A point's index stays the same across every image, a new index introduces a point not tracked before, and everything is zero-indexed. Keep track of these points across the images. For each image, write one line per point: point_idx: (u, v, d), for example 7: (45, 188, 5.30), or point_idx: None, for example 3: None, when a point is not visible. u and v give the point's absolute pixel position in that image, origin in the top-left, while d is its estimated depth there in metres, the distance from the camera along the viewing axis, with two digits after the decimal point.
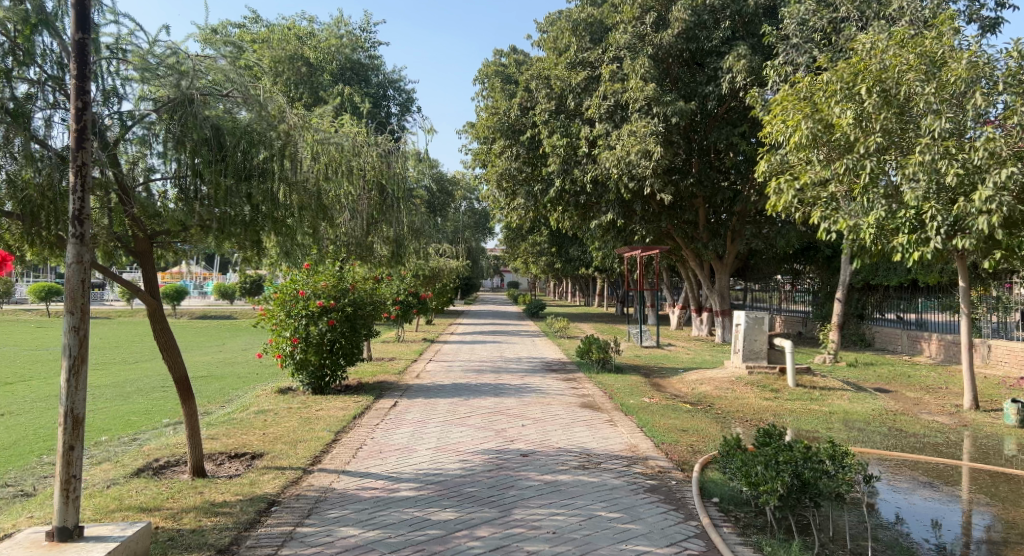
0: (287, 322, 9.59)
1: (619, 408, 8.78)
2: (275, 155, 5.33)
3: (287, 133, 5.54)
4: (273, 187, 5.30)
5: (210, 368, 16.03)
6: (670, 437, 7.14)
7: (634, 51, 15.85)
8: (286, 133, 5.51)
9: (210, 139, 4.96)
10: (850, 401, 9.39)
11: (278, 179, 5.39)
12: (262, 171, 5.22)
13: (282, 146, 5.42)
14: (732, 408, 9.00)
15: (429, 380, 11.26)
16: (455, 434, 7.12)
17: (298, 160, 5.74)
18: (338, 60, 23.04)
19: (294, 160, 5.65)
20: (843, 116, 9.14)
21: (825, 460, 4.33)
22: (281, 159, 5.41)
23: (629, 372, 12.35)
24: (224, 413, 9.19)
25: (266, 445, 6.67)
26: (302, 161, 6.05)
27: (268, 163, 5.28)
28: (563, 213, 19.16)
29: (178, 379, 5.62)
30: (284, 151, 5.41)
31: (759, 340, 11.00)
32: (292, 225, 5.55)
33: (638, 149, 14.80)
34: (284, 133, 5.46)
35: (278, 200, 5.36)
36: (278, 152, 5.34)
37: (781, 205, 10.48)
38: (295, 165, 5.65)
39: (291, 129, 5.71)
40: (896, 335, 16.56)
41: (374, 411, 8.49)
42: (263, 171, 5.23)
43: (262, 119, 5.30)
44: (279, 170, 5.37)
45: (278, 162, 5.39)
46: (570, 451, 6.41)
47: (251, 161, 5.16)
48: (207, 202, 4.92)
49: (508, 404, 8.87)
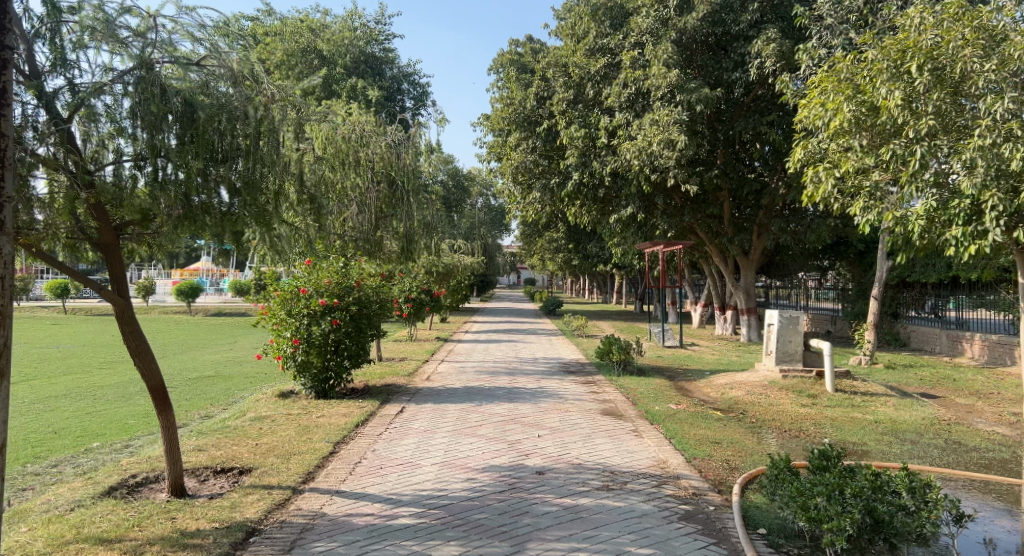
0: (288, 321, 8.97)
1: (644, 417, 8.09)
2: (258, 134, 4.72)
3: (267, 106, 4.92)
4: (257, 170, 4.70)
5: (215, 368, 15.53)
6: (702, 451, 6.44)
7: (657, 36, 15.17)
8: (270, 108, 4.90)
9: (180, 115, 4.39)
10: (897, 409, 8.62)
11: (260, 160, 4.75)
12: (242, 153, 4.62)
13: (264, 124, 4.81)
14: (767, 416, 8.28)
15: (440, 383, 10.63)
16: (465, 446, 6.47)
17: (281, 139, 5.07)
18: (351, 53, 22.58)
19: (279, 140, 5.00)
20: (890, 96, 8.35)
21: (902, 493, 3.65)
22: (264, 139, 4.79)
23: (653, 375, 11.61)
24: (219, 419, 8.61)
25: (257, 459, 6.06)
26: (287, 141, 5.40)
27: (251, 141, 4.67)
28: (582, 206, 18.42)
29: (153, 387, 5.01)
30: (268, 129, 4.81)
31: (793, 341, 10.23)
32: (277, 214, 4.90)
33: (660, 138, 14.06)
34: (265, 108, 4.86)
35: (263, 188, 4.76)
36: (262, 130, 4.74)
37: (819, 197, 9.66)
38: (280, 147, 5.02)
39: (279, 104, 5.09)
40: (934, 334, 15.70)
41: (379, 418, 7.87)
42: (244, 153, 4.63)
43: (240, 92, 4.71)
44: (263, 152, 4.76)
45: (263, 143, 4.78)
46: (591, 469, 5.75)
47: (226, 139, 4.54)
48: (178, 187, 4.32)
49: (523, 411, 8.21)
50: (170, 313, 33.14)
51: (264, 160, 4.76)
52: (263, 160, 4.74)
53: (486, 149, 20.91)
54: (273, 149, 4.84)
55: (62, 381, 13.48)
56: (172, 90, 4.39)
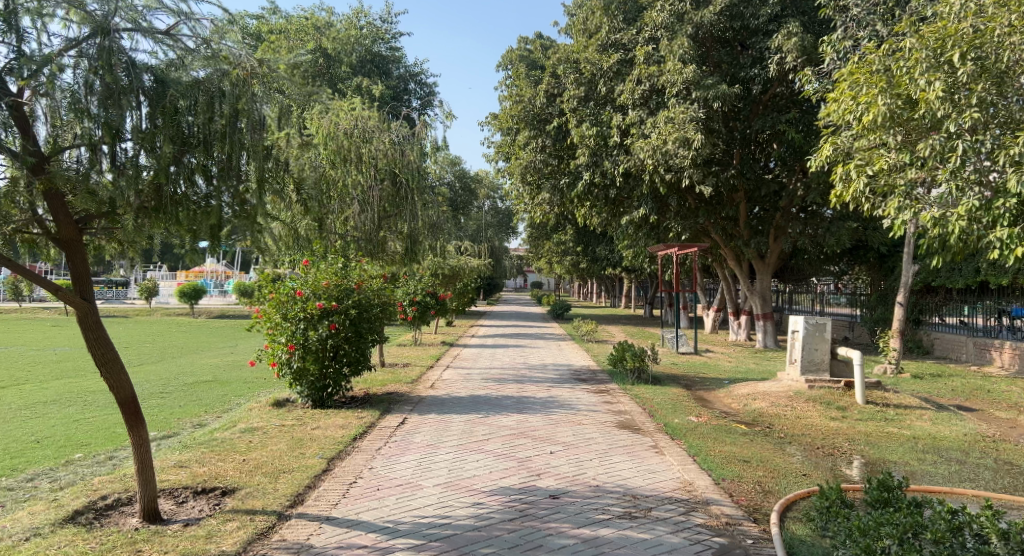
0: (283, 325, 8.45)
1: (663, 430, 7.52)
2: (236, 114, 4.20)
3: (248, 81, 4.36)
4: (239, 158, 4.19)
5: (213, 373, 15.04)
6: (730, 471, 5.87)
7: (672, 31, 14.61)
8: (251, 84, 4.36)
9: (149, 94, 3.96)
10: (935, 423, 8.02)
11: (238, 143, 4.20)
12: (217, 136, 4.11)
13: (242, 102, 4.27)
14: (796, 431, 7.70)
15: (444, 391, 10.09)
16: (471, 464, 5.92)
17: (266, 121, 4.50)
18: (357, 52, 22.19)
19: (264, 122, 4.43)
20: (930, 88, 7.75)
21: (991, 539, 3.08)
22: (243, 120, 4.24)
23: (669, 384, 11.03)
24: (209, 429, 8.08)
25: (242, 477, 5.53)
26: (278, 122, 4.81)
27: (230, 123, 4.17)
28: (592, 207, 17.90)
29: (123, 401, 4.48)
30: (249, 107, 4.25)
31: (820, 349, 9.61)
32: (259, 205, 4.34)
33: (676, 137, 13.51)
34: (245, 84, 4.32)
35: (244, 176, 4.26)
36: (241, 110, 4.21)
37: (849, 196, 9.02)
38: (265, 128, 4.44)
39: (266, 80, 4.53)
40: (960, 342, 15.04)
41: (378, 430, 7.32)
42: (224, 137, 4.13)
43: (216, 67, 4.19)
44: (242, 137, 4.22)
45: (242, 126, 4.24)
46: (611, 493, 5.19)
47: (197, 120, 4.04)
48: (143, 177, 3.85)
49: (534, 424, 7.65)
50: (174, 315, 32.70)
51: (248, 143, 4.24)
52: (246, 145, 4.23)
53: (494, 148, 20.39)
54: (255, 133, 4.30)
55: (53, 386, 12.97)
56: (139, 64, 3.93)
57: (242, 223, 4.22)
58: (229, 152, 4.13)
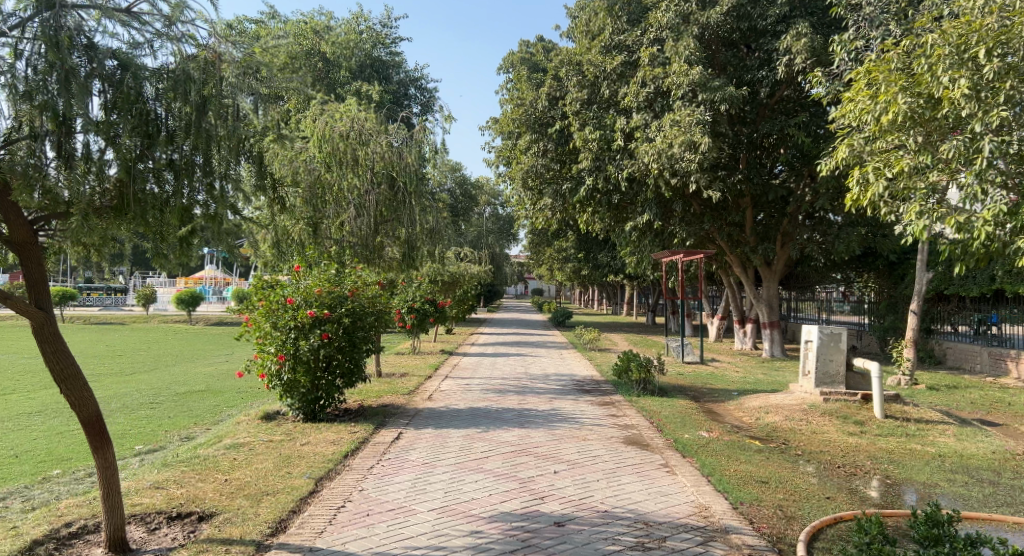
0: (273, 335, 8.05)
1: (673, 447, 7.10)
2: (202, 101, 3.91)
3: (215, 64, 4.06)
4: (211, 152, 3.90)
5: (206, 382, 14.62)
6: (748, 493, 5.46)
7: (677, 33, 14.23)
8: (223, 67, 4.08)
9: (109, 81, 3.69)
10: (959, 439, 7.60)
11: (205, 131, 3.87)
12: (183, 127, 3.84)
13: (209, 86, 3.97)
14: (813, 447, 7.29)
15: (443, 403, 9.67)
16: (469, 486, 5.51)
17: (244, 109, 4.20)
18: (357, 56, 21.91)
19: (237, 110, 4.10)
20: (953, 86, 7.36)
21: None
22: (210, 108, 3.93)
23: (676, 396, 10.60)
24: (195, 445, 7.66)
25: (222, 500, 5.12)
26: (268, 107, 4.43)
27: (199, 113, 3.89)
28: (595, 213, 17.52)
29: (87, 419, 4.05)
30: (217, 93, 3.97)
31: (835, 361, 9.19)
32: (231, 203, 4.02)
33: (682, 140, 13.14)
34: (214, 68, 4.04)
35: (212, 169, 3.94)
36: (209, 96, 3.93)
37: (866, 200, 8.59)
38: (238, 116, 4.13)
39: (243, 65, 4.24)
40: (973, 351, 14.59)
41: (371, 447, 6.90)
42: (194, 128, 3.84)
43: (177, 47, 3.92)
44: (210, 125, 3.91)
45: (209, 114, 3.93)
46: (621, 520, 4.78)
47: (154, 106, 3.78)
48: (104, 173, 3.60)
49: (536, 440, 7.23)
50: (171, 323, 32.27)
51: (223, 134, 3.94)
52: (222, 136, 3.94)
53: (495, 153, 20.04)
54: (226, 121, 3.99)
55: (40, 396, 12.55)
56: (100, 47, 3.69)
57: (210, 226, 3.91)
58: (201, 145, 3.85)
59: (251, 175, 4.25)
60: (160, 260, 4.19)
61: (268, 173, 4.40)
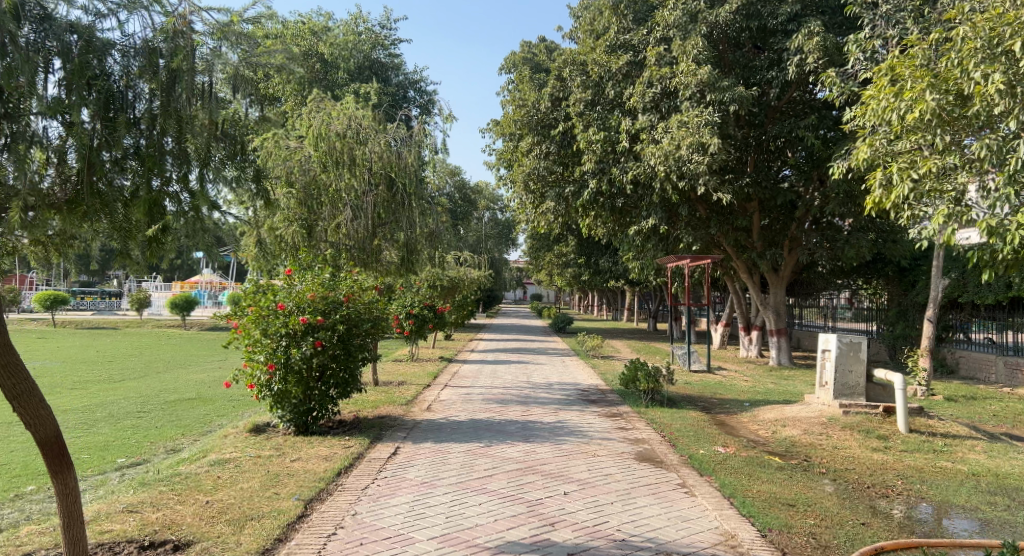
0: (262, 342, 7.58)
1: (689, 464, 6.64)
2: (170, 77, 3.70)
3: (183, 34, 3.81)
4: (185, 135, 3.68)
5: (197, 389, 14.15)
6: (776, 518, 5.02)
7: (685, 31, 13.81)
8: (195, 38, 3.86)
9: (64, 52, 3.40)
10: (991, 456, 7.15)
11: (173, 110, 3.66)
12: (150, 110, 3.65)
13: (179, 56, 3.72)
14: (838, 465, 6.84)
15: (442, 414, 9.22)
16: (473, 510, 5.04)
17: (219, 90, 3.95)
18: (355, 58, 21.54)
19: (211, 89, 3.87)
20: (987, 81, 6.95)
21: None
22: (179, 84, 3.72)
23: (685, 407, 10.14)
24: (178, 459, 7.21)
25: (201, 526, 4.66)
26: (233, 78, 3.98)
27: (166, 92, 3.69)
28: (597, 217, 17.14)
29: (42, 441, 3.61)
30: (185, 64, 3.73)
31: (854, 372, 8.75)
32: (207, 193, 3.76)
33: (690, 141, 12.74)
34: (184, 36, 3.80)
35: (184, 154, 3.69)
36: (178, 69, 3.70)
37: (890, 203, 8.13)
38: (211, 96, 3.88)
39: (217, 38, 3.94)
40: (988, 361, 14.17)
41: (366, 463, 6.44)
42: (165, 109, 3.65)
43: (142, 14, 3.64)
44: (181, 103, 3.69)
45: (178, 90, 3.71)
46: (640, 551, 4.32)
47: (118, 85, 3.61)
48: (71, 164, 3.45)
49: (543, 456, 6.77)
50: (164, 327, 31.78)
51: (196, 113, 3.74)
52: (196, 116, 3.72)
53: (496, 155, 19.65)
54: (197, 98, 3.76)
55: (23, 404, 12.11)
56: (56, 17, 3.46)
57: (186, 223, 3.71)
58: (173, 127, 3.64)
59: (231, 162, 3.94)
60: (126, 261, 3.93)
61: (250, 159, 4.07)
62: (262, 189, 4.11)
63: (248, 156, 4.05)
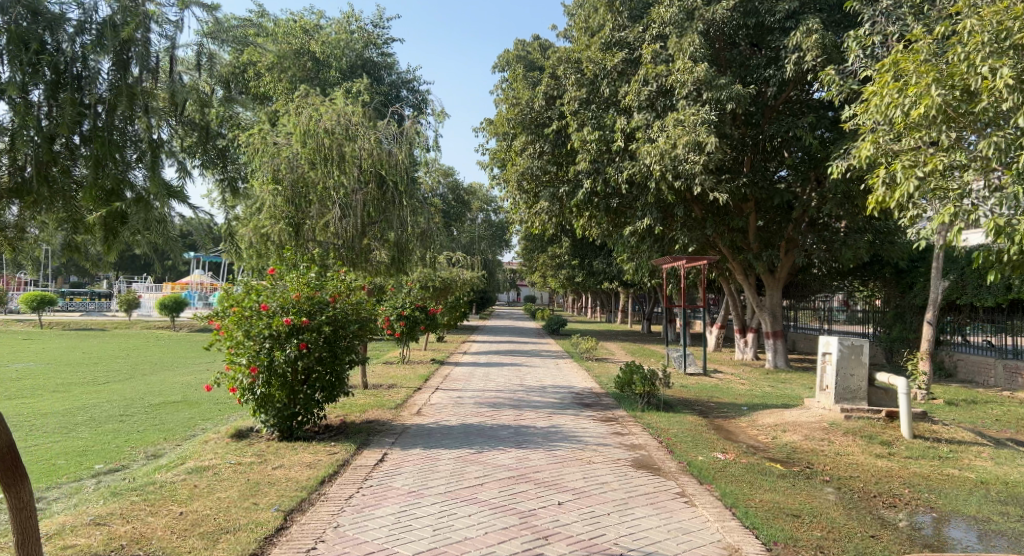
0: (245, 345, 7.29)
1: (688, 472, 6.39)
2: (125, 55, 3.86)
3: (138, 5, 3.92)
4: (140, 116, 3.84)
5: (183, 392, 13.82)
6: (781, 530, 4.78)
7: (681, 28, 13.61)
8: (152, 12, 3.99)
9: (16, 35, 3.57)
10: (998, 463, 6.93)
11: (127, 90, 3.80)
12: (104, 92, 3.79)
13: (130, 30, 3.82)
14: (842, 472, 6.60)
15: (432, 418, 8.94)
16: (463, 522, 4.77)
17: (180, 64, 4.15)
18: (348, 56, 21.24)
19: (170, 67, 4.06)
20: (995, 75, 6.72)
21: None
22: (132, 64, 3.88)
23: (682, 411, 9.89)
24: (156, 466, 6.92)
25: (173, 541, 4.37)
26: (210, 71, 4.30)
27: (122, 70, 3.85)
28: (591, 217, 16.94)
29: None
30: (140, 41, 3.89)
31: (856, 376, 8.54)
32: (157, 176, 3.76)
33: (686, 140, 12.51)
34: (139, 10, 3.89)
35: (138, 137, 3.88)
36: (132, 47, 3.87)
37: (893, 202, 7.89)
38: (172, 76, 4.07)
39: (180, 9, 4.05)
40: (987, 364, 14.00)
41: (352, 471, 6.16)
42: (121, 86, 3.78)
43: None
44: (135, 82, 3.86)
45: (134, 71, 3.88)
46: None
47: (76, 63, 3.76)
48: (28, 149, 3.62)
49: (537, 463, 6.50)
50: (153, 328, 31.30)
51: (157, 93, 3.94)
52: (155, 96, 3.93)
53: (489, 155, 19.40)
54: (152, 77, 3.95)
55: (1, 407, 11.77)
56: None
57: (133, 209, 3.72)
58: (124, 105, 3.78)
59: (195, 146, 4.22)
60: (73, 253, 4.04)
61: (212, 136, 4.34)
62: (230, 175, 4.54)
63: (209, 135, 4.29)
